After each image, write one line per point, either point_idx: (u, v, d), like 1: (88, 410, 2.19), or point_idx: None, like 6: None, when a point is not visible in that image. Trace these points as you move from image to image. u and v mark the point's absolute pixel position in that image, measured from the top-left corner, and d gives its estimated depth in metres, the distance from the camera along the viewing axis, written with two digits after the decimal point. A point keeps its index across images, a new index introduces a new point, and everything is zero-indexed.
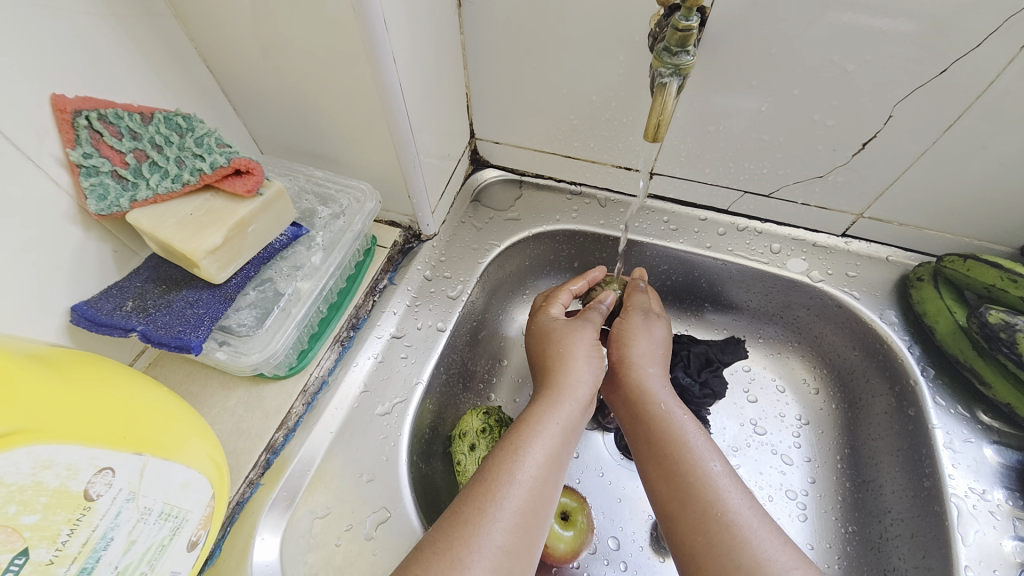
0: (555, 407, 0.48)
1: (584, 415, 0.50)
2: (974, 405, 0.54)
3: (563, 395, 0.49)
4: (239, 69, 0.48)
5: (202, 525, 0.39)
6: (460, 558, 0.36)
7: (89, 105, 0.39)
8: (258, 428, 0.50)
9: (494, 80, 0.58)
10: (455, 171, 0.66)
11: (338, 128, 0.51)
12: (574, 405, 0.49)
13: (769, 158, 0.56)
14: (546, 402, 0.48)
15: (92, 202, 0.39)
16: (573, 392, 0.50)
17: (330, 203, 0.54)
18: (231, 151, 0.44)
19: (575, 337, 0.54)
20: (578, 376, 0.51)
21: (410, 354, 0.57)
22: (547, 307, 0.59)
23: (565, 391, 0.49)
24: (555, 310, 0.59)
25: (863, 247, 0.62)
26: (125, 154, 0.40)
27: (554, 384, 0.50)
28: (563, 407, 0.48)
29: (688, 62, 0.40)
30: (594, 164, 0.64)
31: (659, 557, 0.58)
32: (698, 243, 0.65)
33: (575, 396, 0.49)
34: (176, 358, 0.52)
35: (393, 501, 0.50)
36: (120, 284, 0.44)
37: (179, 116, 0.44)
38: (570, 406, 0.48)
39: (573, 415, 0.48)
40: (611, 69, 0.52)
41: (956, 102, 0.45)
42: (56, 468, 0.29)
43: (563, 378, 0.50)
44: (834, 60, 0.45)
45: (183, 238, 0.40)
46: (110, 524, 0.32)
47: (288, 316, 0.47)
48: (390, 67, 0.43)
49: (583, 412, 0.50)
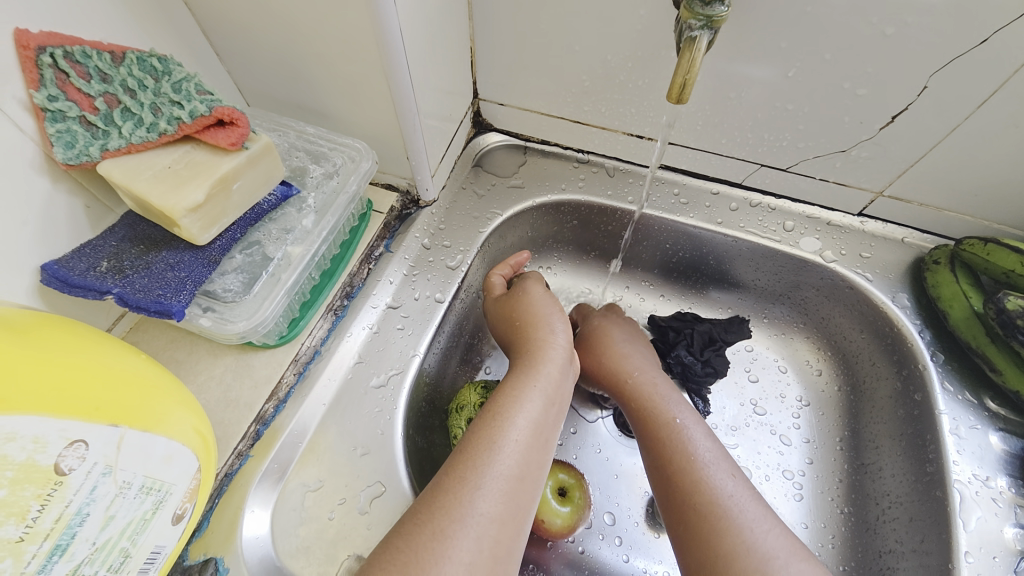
0: (539, 371, 0.46)
1: (565, 376, 0.48)
2: (981, 392, 0.53)
3: (542, 359, 0.47)
4: (223, 9, 0.44)
5: (188, 498, 0.37)
6: (442, 529, 0.35)
7: (55, 41, 0.35)
8: (247, 398, 0.47)
9: (501, 33, 0.54)
10: (457, 134, 0.62)
11: (331, 79, 0.47)
12: (554, 367, 0.47)
13: (791, 129, 0.53)
14: (527, 366, 0.47)
15: (59, 150, 0.36)
16: (551, 355, 0.48)
17: (322, 161, 0.50)
18: (213, 98, 0.40)
19: (544, 304, 0.53)
20: (553, 340, 0.49)
21: (408, 325, 0.54)
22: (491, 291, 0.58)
23: (543, 356, 0.48)
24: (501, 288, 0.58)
25: (879, 227, 0.60)
26: (94, 98, 0.36)
27: (536, 350, 0.48)
28: (546, 373, 0.46)
29: (721, 14, 0.37)
30: (603, 131, 0.61)
31: (655, 533, 0.58)
32: (708, 218, 0.62)
33: (554, 359, 0.48)
34: (159, 324, 0.50)
35: (388, 475, 0.48)
36: (94, 243, 0.41)
37: (154, 57, 0.40)
38: (550, 368, 0.47)
39: (554, 377, 0.47)
40: (628, 25, 0.48)
41: (994, 75, 0.42)
42: (22, 441, 0.27)
43: (543, 345, 0.49)
44: (871, 22, 0.42)
45: (161, 194, 0.37)
46: (85, 499, 0.30)
47: (277, 282, 0.44)
48: (390, 12, 0.39)
49: (563, 372, 0.48)
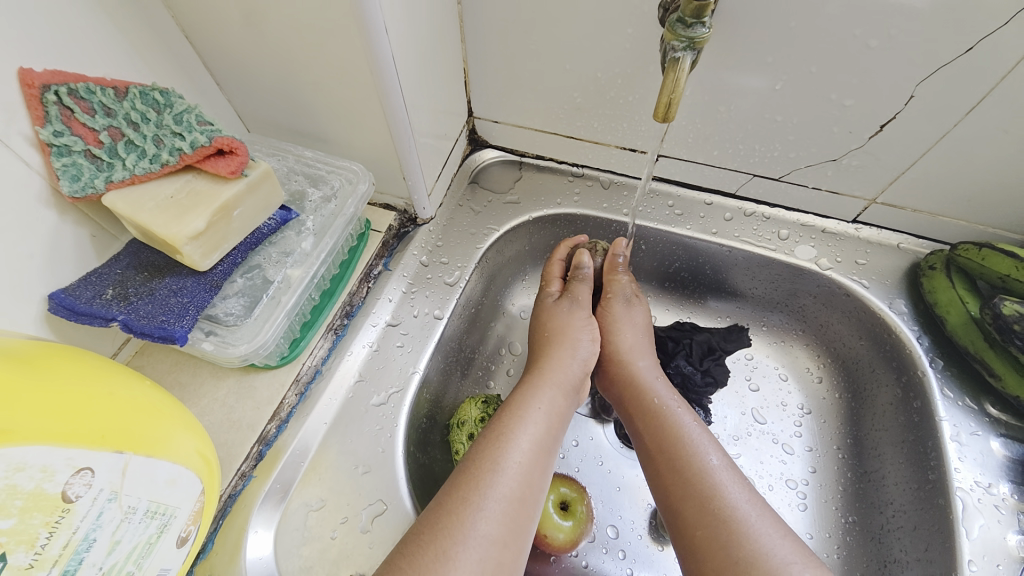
0: (545, 393, 0.47)
1: (570, 402, 0.49)
2: (982, 397, 0.53)
3: (544, 380, 0.48)
4: (223, 41, 0.45)
5: (192, 520, 0.37)
6: (444, 551, 0.35)
7: (59, 79, 0.36)
8: (250, 419, 0.48)
9: (493, 54, 0.55)
10: (453, 151, 0.63)
11: (328, 104, 0.49)
12: (558, 391, 0.48)
13: (781, 140, 0.53)
14: (531, 387, 0.47)
15: (65, 183, 0.37)
16: (555, 378, 0.48)
17: (321, 184, 0.51)
18: (213, 129, 0.41)
19: (566, 322, 0.53)
20: (567, 364, 0.50)
21: (407, 342, 0.55)
22: (546, 285, 0.58)
23: (549, 378, 0.48)
24: (555, 287, 0.58)
25: (874, 233, 0.60)
26: (99, 131, 0.37)
27: (543, 372, 0.49)
28: (550, 396, 0.47)
29: (703, 35, 0.38)
30: (597, 145, 0.62)
31: (658, 545, 0.58)
32: (703, 228, 0.63)
33: (559, 382, 0.48)
34: (164, 348, 0.51)
35: (390, 493, 0.48)
36: (100, 271, 0.42)
37: (156, 90, 0.41)
38: (554, 391, 0.47)
39: (558, 401, 0.47)
40: (617, 43, 0.49)
41: (979, 84, 0.43)
42: (31, 470, 0.28)
43: (553, 368, 0.49)
44: (856, 35, 0.43)
45: (164, 223, 0.38)
46: (91, 525, 0.30)
47: (278, 305, 0.45)
48: (382, 38, 0.40)
49: (568, 397, 0.48)
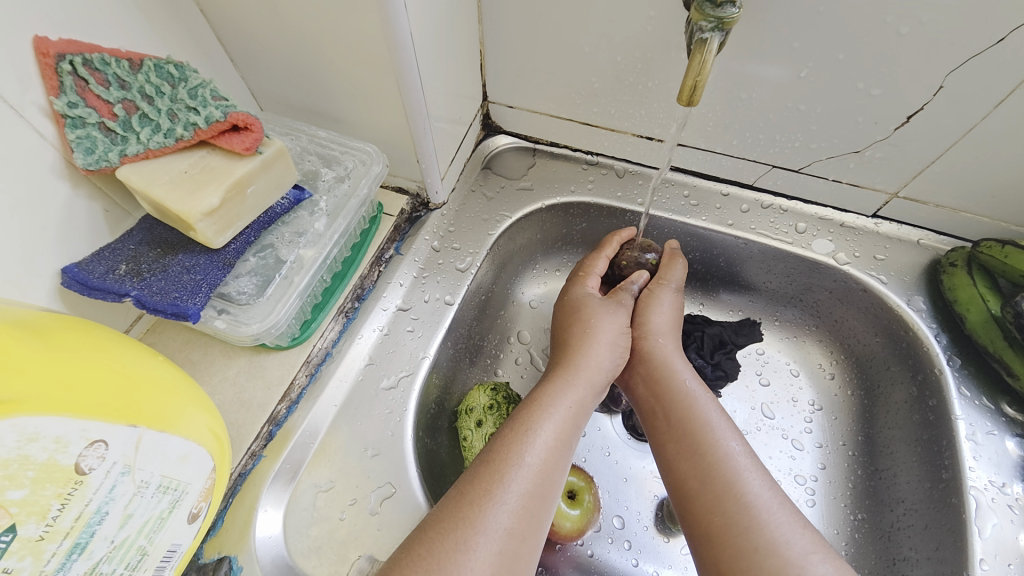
0: (570, 386, 0.46)
1: (595, 396, 0.48)
2: (998, 397, 0.52)
3: (569, 372, 0.47)
4: (238, 16, 0.44)
5: (204, 497, 0.37)
6: (463, 541, 0.35)
7: (74, 49, 0.36)
8: (260, 399, 0.48)
9: (511, 36, 0.54)
10: (467, 136, 0.62)
11: (343, 83, 0.48)
12: (585, 384, 0.47)
13: (803, 130, 0.52)
14: (561, 382, 0.46)
15: (79, 155, 0.36)
16: (583, 371, 0.47)
17: (334, 164, 0.51)
18: (228, 104, 0.40)
19: (606, 320, 0.51)
20: (599, 359, 0.48)
21: (418, 327, 0.55)
22: (583, 278, 0.56)
23: (577, 372, 0.47)
24: (592, 282, 0.56)
25: (893, 229, 0.59)
26: (113, 104, 0.37)
27: (570, 364, 0.48)
28: (575, 390, 0.46)
29: (732, 15, 0.37)
30: (613, 132, 0.61)
31: (665, 536, 0.58)
32: (719, 220, 0.62)
33: (589, 376, 0.47)
34: (175, 326, 0.50)
35: (398, 476, 0.48)
36: (113, 246, 0.41)
37: (171, 64, 0.40)
38: (581, 385, 0.46)
39: (586, 396, 0.46)
40: (638, 27, 0.48)
41: (1010, 76, 0.42)
42: (44, 441, 0.28)
43: (585, 361, 0.48)
44: (886, 22, 0.41)
45: (178, 199, 0.37)
46: (104, 498, 0.30)
47: (290, 285, 0.45)
48: (401, 15, 0.39)
49: (596, 393, 0.47)
